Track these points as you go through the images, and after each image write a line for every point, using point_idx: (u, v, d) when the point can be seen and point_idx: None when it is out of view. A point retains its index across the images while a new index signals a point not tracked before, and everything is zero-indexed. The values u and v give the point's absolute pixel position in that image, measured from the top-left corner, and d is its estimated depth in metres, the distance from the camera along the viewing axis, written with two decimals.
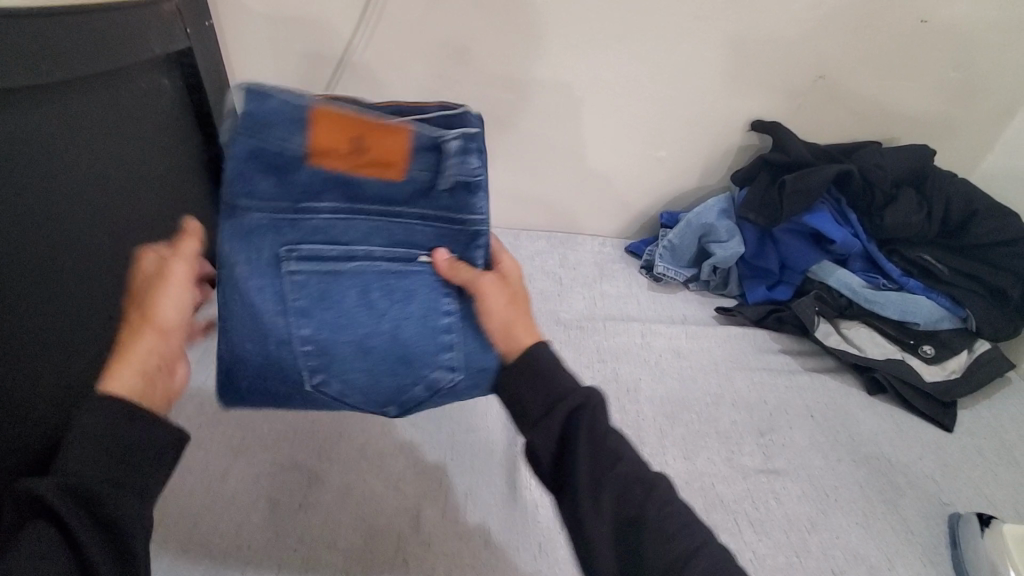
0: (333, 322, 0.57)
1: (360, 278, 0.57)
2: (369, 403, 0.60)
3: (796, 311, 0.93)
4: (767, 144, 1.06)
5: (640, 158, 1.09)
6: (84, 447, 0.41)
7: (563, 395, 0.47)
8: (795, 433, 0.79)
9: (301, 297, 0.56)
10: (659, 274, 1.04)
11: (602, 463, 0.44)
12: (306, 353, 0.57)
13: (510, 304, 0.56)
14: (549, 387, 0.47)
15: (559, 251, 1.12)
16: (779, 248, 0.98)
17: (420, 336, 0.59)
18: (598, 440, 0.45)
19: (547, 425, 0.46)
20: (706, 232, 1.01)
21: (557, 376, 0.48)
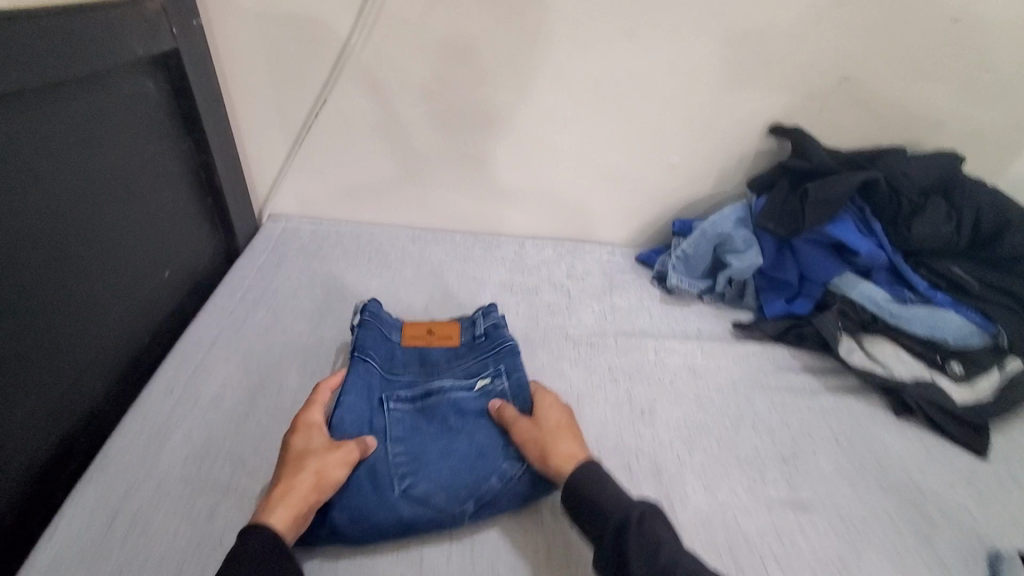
0: (422, 444, 0.68)
1: (440, 407, 0.71)
2: (453, 502, 0.63)
3: (819, 327, 0.88)
4: (785, 149, 1.01)
5: (652, 164, 1.04)
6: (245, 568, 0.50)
7: (620, 509, 0.58)
8: (820, 460, 0.74)
9: (396, 424, 0.69)
10: (673, 285, 0.99)
11: (658, 563, 0.53)
12: (397, 466, 0.65)
13: (569, 423, 0.69)
14: (603, 498, 0.59)
15: (567, 260, 1.07)
16: (799, 259, 0.93)
17: (492, 439, 0.69)
18: (651, 542, 0.55)
19: (609, 530, 0.57)
20: (722, 241, 0.96)
21: (608, 492, 0.60)
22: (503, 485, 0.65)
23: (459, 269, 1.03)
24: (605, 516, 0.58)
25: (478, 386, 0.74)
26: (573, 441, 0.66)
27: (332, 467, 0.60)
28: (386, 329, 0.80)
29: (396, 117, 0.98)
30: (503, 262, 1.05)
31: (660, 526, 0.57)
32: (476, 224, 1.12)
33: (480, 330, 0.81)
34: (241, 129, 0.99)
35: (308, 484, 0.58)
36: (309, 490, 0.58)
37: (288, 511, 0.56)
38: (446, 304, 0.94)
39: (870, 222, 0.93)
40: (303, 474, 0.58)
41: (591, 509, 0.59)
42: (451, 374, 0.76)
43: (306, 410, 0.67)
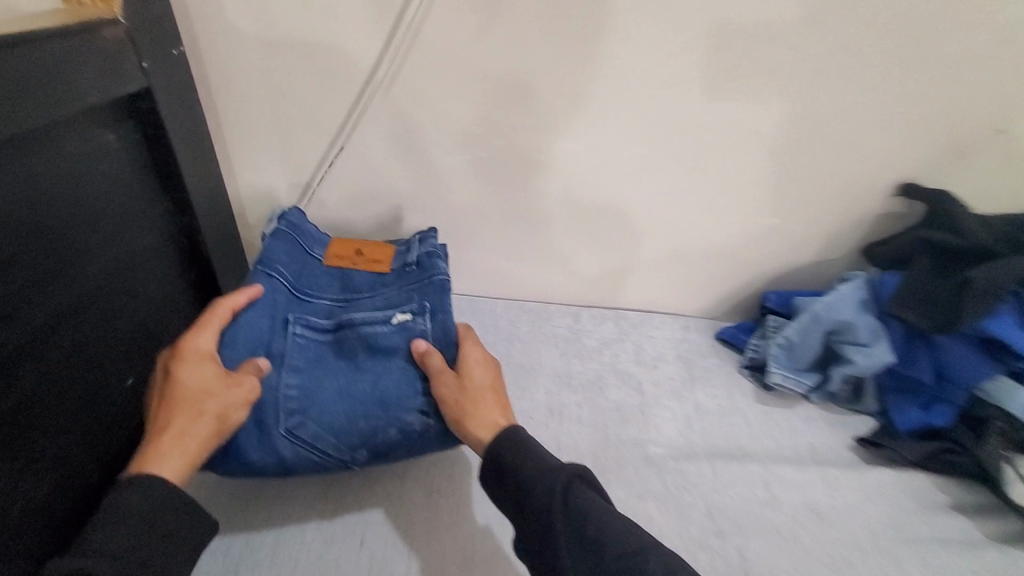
0: (320, 379, 0.60)
1: (344, 344, 0.63)
2: (343, 450, 0.59)
3: (980, 458, 0.69)
4: (915, 212, 0.81)
5: (743, 226, 0.84)
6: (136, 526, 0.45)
7: (543, 477, 0.50)
8: None
9: (296, 355, 0.61)
10: (773, 382, 0.79)
11: (585, 532, 0.46)
12: (285, 401, 0.58)
13: (490, 379, 0.61)
14: (528, 465, 0.51)
15: (634, 340, 0.87)
16: (937, 355, 0.72)
17: (399, 385, 0.60)
18: (581, 515, 0.47)
19: (529, 511, 0.49)
20: (840, 330, 0.76)
21: (529, 463, 0.51)
22: (402, 436, 0.59)
23: (503, 353, 0.83)
24: (528, 492, 0.50)
25: (396, 320, 0.64)
26: (494, 411, 0.58)
27: (231, 398, 0.54)
28: (308, 243, 0.72)
29: (429, 166, 0.79)
30: (555, 342, 0.86)
31: (590, 492, 0.50)
32: (520, 291, 0.92)
33: (420, 258, 0.70)
34: (238, 176, 0.80)
35: (205, 427, 0.52)
36: (208, 433, 0.52)
37: (177, 452, 0.50)
38: None
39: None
40: (195, 409, 0.52)
41: (507, 476, 0.52)
42: (366, 300, 0.67)
43: (194, 332, 0.57)
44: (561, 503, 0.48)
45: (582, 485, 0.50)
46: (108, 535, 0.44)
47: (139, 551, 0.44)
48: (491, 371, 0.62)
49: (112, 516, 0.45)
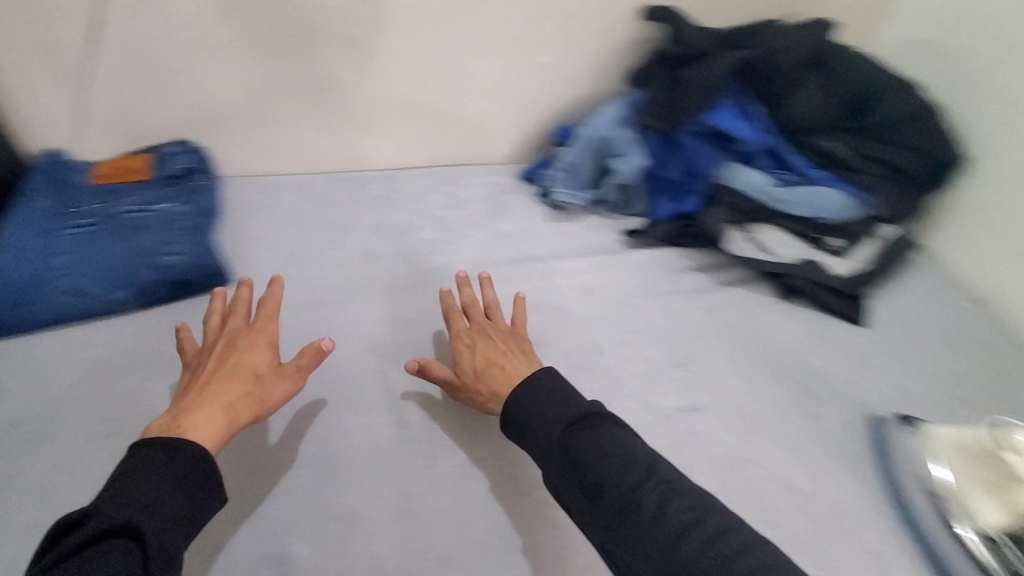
0: (90, 251, 0.74)
1: (114, 227, 0.77)
2: (110, 291, 0.72)
3: (705, 225, 0.87)
4: (657, 34, 0.92)
5: (519, 67, 0.92)
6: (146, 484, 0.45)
7: (557, 409, 0.55)
8: (713, 358, 0.74)
9: (67, 242, 0.74)
10: (558, 200, 0.93)
11: (589, 481, 0.50)
12: (60, 268, 0.71)
13: (495, 349, 0.65)
14: (541, 408, 0.56)
15: (443, 188, 0.97)
16: (682, 153, 0.87)
17: (156, 242, 0.76)
18: (587, 445, 0.52)
19: (551, 459, 0.53)
20: (604, 146, 0.90)
21: (547, 398, 0.57)
22: (159, 276, 0.74)
23: (320, 216, 0.90)
24: (536, 443, 0.55)
25: (161, 208, 0.80)
26: (507, 366, 0.63)
27: (277, 390, 0.59)
28: (69, 174, 0.82)
29: (200, 42, 0.80)
30: (370, 200, 0.93)
31: (607, 424, 0.54)
32: (337, 162, 0.97)
33: (187, 167, 0.86)
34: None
35: (247, 412, 0.55)
36: (248, 415, 0.55)
37: (220, 422, 0.53)
38: (306, 261, 0.82)
39: (752, 106, 0.87)
40: (240, 390, 0.56)
41: (523, 432, 0.57)
42: (128, 201, 0.80)
43: (265, 318, 0.63)
44: (565, 452, 0.53)
45: (593, 421, 0.54)
46: (146, 498, 0.44)
47: (149, 506, 0.44)
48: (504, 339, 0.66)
49: (152, 479, 0.45)
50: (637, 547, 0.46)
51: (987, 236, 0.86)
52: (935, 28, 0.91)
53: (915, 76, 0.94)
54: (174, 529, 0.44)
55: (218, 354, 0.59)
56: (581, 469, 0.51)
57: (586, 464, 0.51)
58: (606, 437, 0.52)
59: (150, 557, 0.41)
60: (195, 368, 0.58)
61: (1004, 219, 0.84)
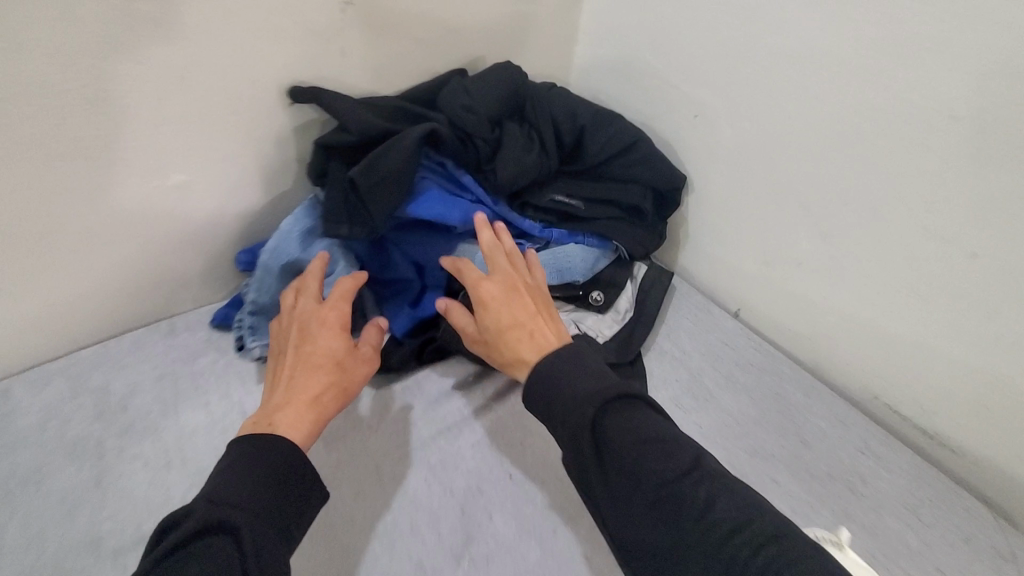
0: None
1: None
2: None
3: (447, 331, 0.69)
4: (322, 116, 0.74)
5: (147, 197, 0.67)
6: (244, 484, 0.47)
7: (584, 395, 0.51)
8: (496, 523, 0.59)
9: None
10: (261, 351, 0.70)
11: (621, 467, 0.47)
12: None
13: (526, 312, 0.63)
14: (560, 391, 0.52)
15: (96, 384, 0.69)
16: (401, 248, 0.72)
17: None
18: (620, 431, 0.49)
19: (567, 431, 0.51)
20: (297, 269, 0.70)
21: (577, 379, 0.53)
22: None
23: None
24: (563, 419, 0.51)
25: None
26: (533, 330, 0.61)
27: (360, 372, 0.61)
28: None
29: None
30: None
31: (635, 411, 0.51)
32: None
33: None
34: None
35: (332, 401, 0.58)
36: (333, 407, 0.58)
37: (307, 419, 0.56)
38: None
39: (458, 175, 0.74)
40: (325, 377, 0.58)
41: (551, 410, 0.53)
42: None
43: (309, 305, 0.63)
44: (596, 433, 0.49)
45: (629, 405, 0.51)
46: (253, 498, 0.46)
47: (251, 503, 0.46)
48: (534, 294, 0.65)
49: (243, 472, 0.48)
50: (674, 546, 0.45)
51: (728, 248, 0.84)
52: (621, 44, 0.86)
53: (620, 96, 0.89)
54: (270, 527, 0.46)
55: (293, 345, 0.61)
56: (613, 455, 0.48)
57: (622, 448, 0.48)
58: (645, 423, 0.49)
59: (245, 548, 0.43)
60: (280, 352, 0.62)
61: (736, 231, 0.82)
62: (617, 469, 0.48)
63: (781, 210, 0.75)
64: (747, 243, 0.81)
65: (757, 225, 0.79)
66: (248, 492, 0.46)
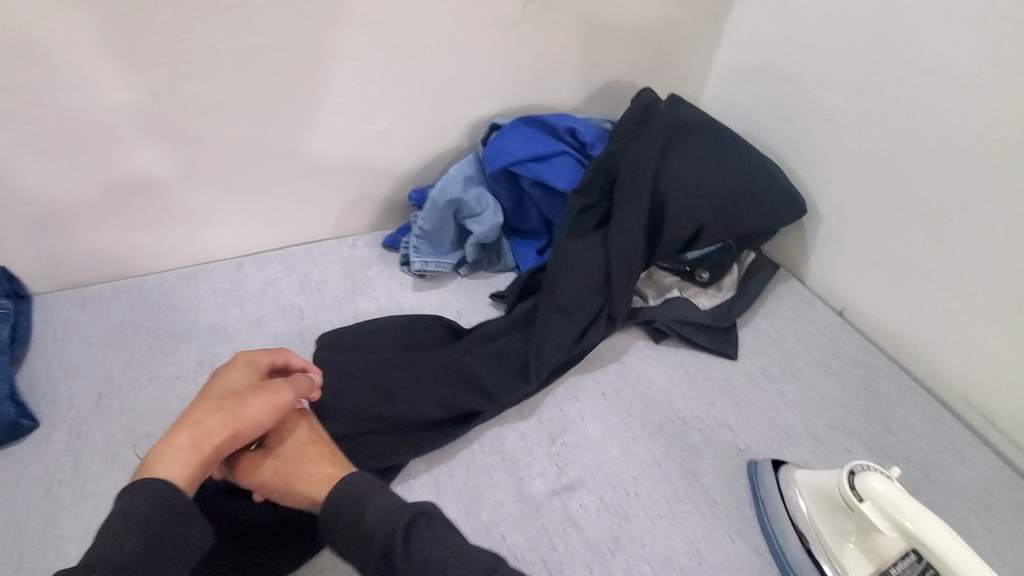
0: None
1: None
2: None
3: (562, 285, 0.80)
4: (492, 89, 0.91)
5: (359, 136, 0.87)
6: (137, 518, 0.45)
7: (381, 525, 0.47)
8: (587, 424, 0.70)
9: None
10: (419, 270, 0.88)
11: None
12: None
13: (303, 439, 0.58)
14: (358, 517, 0.48)
15: (299, 271, 0.90)
16: (536, 204, 0.88)
17: None
18: (422, 559, 0.45)
19: (376, 547, 0.46)
20: (456, 208, 0.87)
21: (381, 497, 0.49)
22: None
23: (154, 325, 0.80)
24: (363, 529, 0.47)
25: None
26: (316, 466, 0.55)
27: (218, 429, 0.52)
28: None
29: None
30: (215, 296, 0.85)
31: (441, 528, 0.48)
32: (174, 260, 0.87)
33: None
34: None
35: (220, 427, 0.52)
36: (221, 436, 0.52)
37: (188, 454, 0.50)
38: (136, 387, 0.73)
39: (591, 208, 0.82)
40: (221, 417, 0.53)
41: (351, 527, 0.48)
42: None
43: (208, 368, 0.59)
44: (406, 546, 0.46)
45: (427, 522, 0.48)
46: (127, 544, 0.43)
47: (138, 545, 0.44)
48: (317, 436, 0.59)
49: (148, 508, 0.45)
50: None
51: (840, 248, 0.88)
52: (761, 52, 0.94)
53: (754, 99, 0.97)
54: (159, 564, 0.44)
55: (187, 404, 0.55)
56: (415, 570, 0.45)
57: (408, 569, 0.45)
58: (438, 541, 0.46)
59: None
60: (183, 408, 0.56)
61: (854, 235, 0.86)
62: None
63: (899, 214, 0.79)
64: (863, 244, 0.85)
65: (873, 228, 0.83)
66: (141, 525, 0.44)
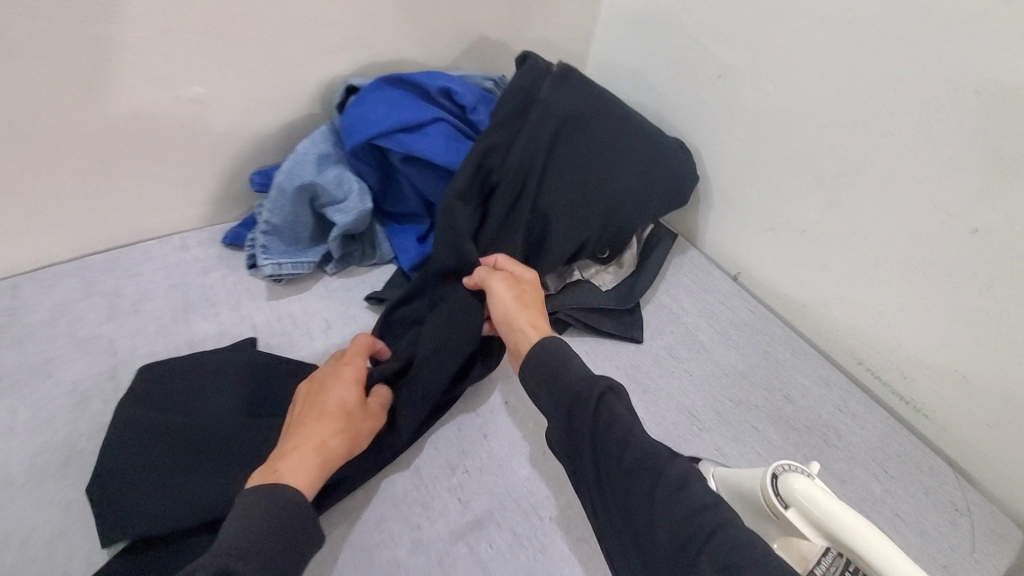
0: None
1: None
2: None
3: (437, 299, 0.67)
4: (345, 41, 0.73)
5: (168, 105, 0.67)
6: (238, 526, 0.43)
7: (580, 382, 0.50)
8: (492, 445, 0.63)
9: None
10: (272, 274, 0.72)
11: (616, 439, 0.47)
12: None
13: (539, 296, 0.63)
14: (558, 374, 0.52)
15: (106, 288, 0.70)
16: (412, 184, 0.73)
17: None
18: (612, 421, 0.48)
19: (569, 398, 0.50)
20: (311, 193, 0.70)
21: (576, 363, 0.53)
22: None
23: None
24: (557, 384, 0.51)
25: None
26: (520, 330, 0.58)
27: (336, 440, 0.53)
28: None
29: None
30: None
31: (623, 404, 0.50)
32: None
33: None
34: None
35: (339, 442, 0.53)
36: (342, 446, 0.53)
37: (312, 463, 0.50)
38: None
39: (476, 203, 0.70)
40: (333, 428, 0.53)
41: (549, 374, 0.52)
42: None
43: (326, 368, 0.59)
44: (597, 408, 0.49)
45: (618, 397, 0.50)
46: (258, 543, 0.43)
47: (263, 550, 0.43)
48: (518, 287, 0.62)
49: (250, 522, 0.44)
50: (648, 516, 0.44)
51: (735, 212, 0.85)
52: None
53: (645, 51, 0.89)
54: (283, 561, 0.43)
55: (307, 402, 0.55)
56: (603, 437, 0.47)
57: (601, 430, 0.48)
58: (619, 416, 0.48)
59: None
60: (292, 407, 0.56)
61: (749, 198, 0.83)
62: (600, 437, 0.48)
63: (792, 177, 0.77)
64: (758, 207, 0.82)
65: (767, 192, 0.80)
66: (260, 541, 0.43)
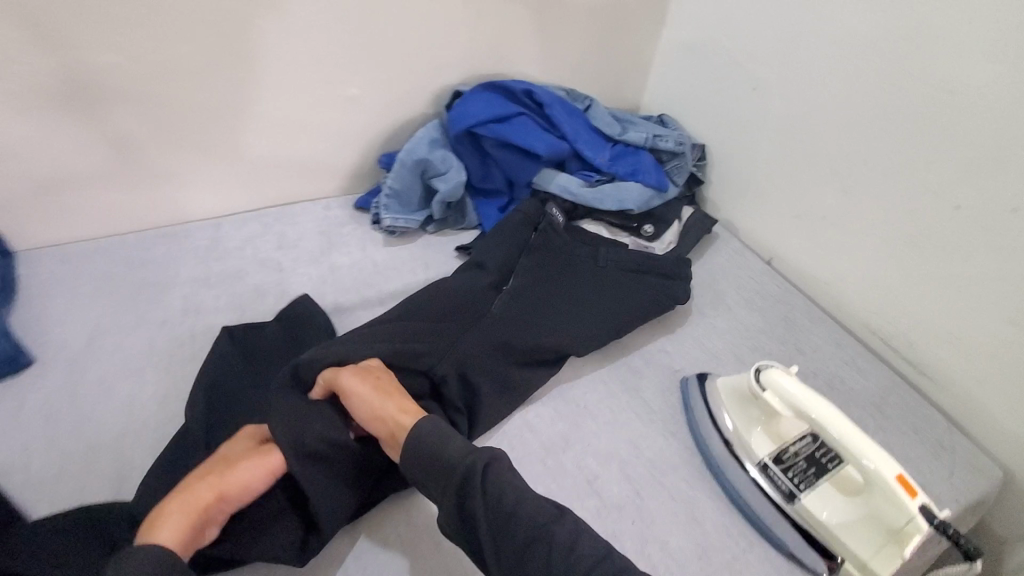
0: None
1: None
2: None
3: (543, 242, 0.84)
4: (456, 59, 0.98)
5: (332, 101, 0.94)
6: (126, 565, 0.49)
7: (460, 462, 0.57)
8: None
9: None
10: (390, 227, 0.96)
11: (500, 509, 0.55)
12: None
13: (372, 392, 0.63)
14: (439, 455, 0.58)
15: (275, 229, 0.96)
16: (499, 164, 0.96)
17: None
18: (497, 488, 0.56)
19: (451, 484, 0.56)
20: (424, 168, 0.94)
21: (453, 442, 0.58)
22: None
23: (138, 275, 0.85)
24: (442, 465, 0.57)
25: None
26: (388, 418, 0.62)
27: (204, 488, 0.55)
28: None
29: None
30: (194, 252, 0.90)
31: (505, 472, 0.58)
32: (154, 219, 0.92)
33: None
34: None
35: (208, 490, 0.55)
36: (209, 495, 0.55)
37: (179, 512, 0.53)
38: (117, 328, 0.79)
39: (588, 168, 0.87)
40: (205, 478, 0.56)
41: (429, 461, 0.57)
42: None
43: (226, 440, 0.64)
44: (482, 478, 0.56)
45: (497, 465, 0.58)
46: None
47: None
48: (372, 379, 0.64)
49: (137, 562, 0.49)
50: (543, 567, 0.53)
51: (766, 203, 1.00)
52: (697, 29, 1.04)
53: (694, 71, 1.07)
54: None
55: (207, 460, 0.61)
56: (495, 501, 0.55)
57: (481, 505, 0.55)
58: (504, 487, 0.56)
59: None
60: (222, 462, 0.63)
61: (777, 190, 0.97)
62: (486, 509, 0.55)
63: (812, 171, 0.91)
64: (785, 198, 0.96)
65: (793, 184, 0.94)
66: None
